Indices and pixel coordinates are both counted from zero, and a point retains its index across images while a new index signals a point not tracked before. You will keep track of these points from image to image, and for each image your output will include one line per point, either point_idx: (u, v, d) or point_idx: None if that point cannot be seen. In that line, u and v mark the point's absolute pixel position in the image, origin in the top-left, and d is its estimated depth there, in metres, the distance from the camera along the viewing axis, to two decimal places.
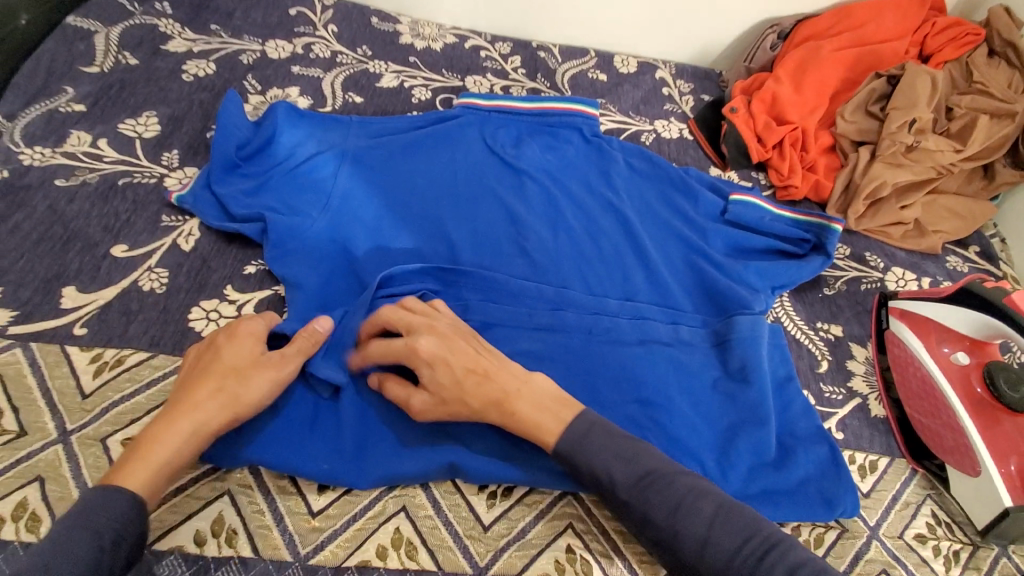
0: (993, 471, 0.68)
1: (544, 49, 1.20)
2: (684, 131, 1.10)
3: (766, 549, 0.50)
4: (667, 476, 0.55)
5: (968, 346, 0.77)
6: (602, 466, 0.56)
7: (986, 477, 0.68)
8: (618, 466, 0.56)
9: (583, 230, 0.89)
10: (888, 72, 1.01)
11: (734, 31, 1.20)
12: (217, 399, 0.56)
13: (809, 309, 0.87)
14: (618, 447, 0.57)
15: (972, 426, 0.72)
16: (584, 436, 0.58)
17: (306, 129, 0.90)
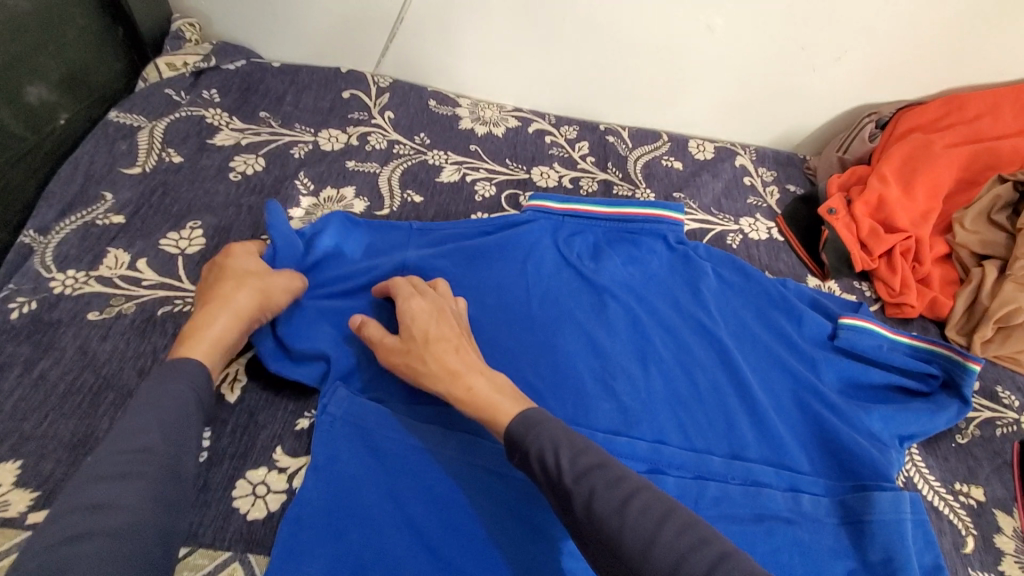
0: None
1: (613, 132, 1.11)
2: (773, 231, 0.99)
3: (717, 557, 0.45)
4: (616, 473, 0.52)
5: None
6: (561, 468, 0.52)
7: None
8: (566, 452, 0.53)
9: (676, 363, 0.78)
10: (1016, 176, 0.88)
11: (823, 116, 1.10)
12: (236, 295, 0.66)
13: (945, 465, 0.75)
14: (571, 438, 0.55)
15: None
16: (537, 422, 0.56)
17: (363, 240, 0.81)
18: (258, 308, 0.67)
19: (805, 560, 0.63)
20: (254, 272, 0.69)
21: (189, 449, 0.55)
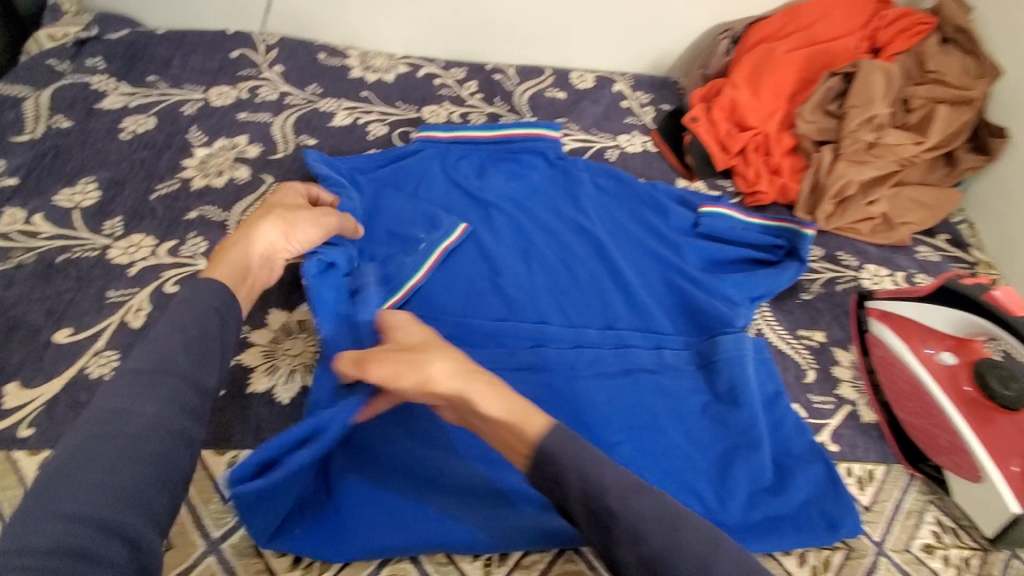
0: (995, 475, 0.65)
1: (499, 71, 1.18)
2: (648, 143, 1.10)
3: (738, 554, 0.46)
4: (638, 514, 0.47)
5: (952, 345, 0.74)
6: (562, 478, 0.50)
7: (989, 482, 0.65)
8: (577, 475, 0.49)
9: (557, 260, 0.87)
10: (842, 70, 1.00)
11: (687, 38, 1.20)
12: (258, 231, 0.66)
13: (790, 317, 0.87)
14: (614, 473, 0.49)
15: (968, 429, 0.69)
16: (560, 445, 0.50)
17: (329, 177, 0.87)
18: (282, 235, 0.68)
19: (665, 399, 0.73)
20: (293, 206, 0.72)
21: (201, 362, 0.53)
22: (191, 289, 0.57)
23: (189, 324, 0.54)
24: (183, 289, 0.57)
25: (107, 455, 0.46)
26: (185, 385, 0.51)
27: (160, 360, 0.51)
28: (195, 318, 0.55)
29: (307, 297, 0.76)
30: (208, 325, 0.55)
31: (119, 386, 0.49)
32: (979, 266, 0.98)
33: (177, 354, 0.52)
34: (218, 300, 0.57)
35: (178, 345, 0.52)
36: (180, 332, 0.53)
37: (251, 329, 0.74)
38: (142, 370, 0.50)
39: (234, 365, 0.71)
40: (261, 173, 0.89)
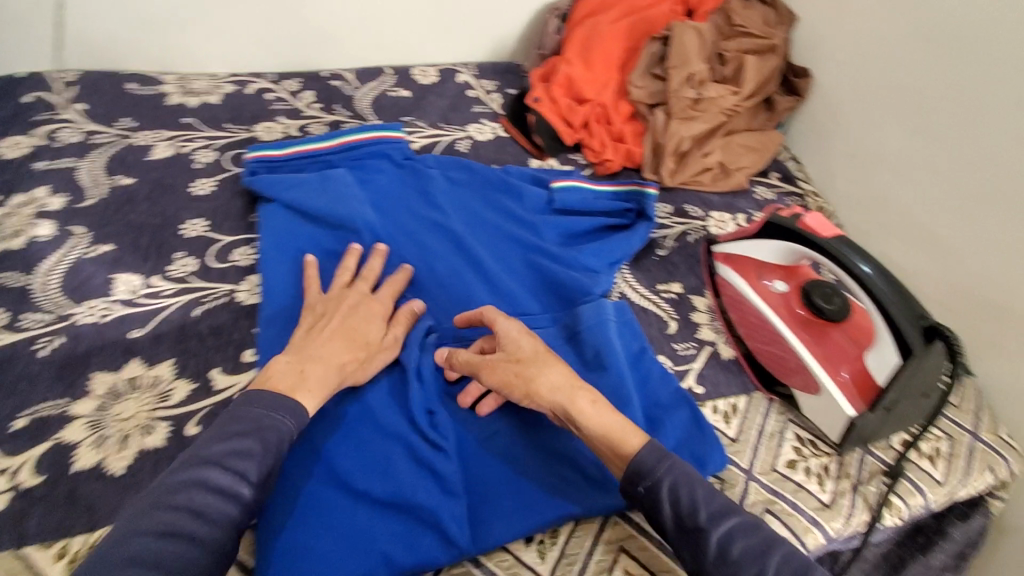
0: (830, 385, 0.71)
1: (337, 77, 1.14)
2: (498, 129, 1.10)
3: (733, 534, 0.53)
4: (738, 512, 0.54)
5: (783, 274, 0.80)
6: (663, 479, 0.56)
7: (826, 393, 0.71)
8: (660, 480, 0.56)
9: (416, 261, 0.85)
10: (661, 34, 1.07)
11: (519, 19, 1.22)
12: (335, 339, 0.67)
13: (649, 274, 0.91)
14: (642, 461, 0.57)
15: (804, 347, 0.74)
16: (659, 457, 0.57)
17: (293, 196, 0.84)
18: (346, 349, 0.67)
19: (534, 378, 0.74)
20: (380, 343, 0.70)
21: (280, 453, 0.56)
22: (267, 401, 0.57)
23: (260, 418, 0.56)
24: (256, 404, 0.57)
25: (169, 558, 0.45)
26: (258, 464, 0.53)
27: (247, 475, 0.52)
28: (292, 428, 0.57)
29: (136, 350, 0.69)
30: (284, 450, 0.56)
31: (189, 469, 0.51)
32: (808, 196, 1.07)
33: (266, 438, 0.55)
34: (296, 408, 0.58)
35: (256, 460, 0.53)
36: (259, 414, 0.56)
37: (71, 401, 0.64)
38: (222, 450, 0.52)
39: (55, 444, 0.61)
40: (70, 224, 0.80)
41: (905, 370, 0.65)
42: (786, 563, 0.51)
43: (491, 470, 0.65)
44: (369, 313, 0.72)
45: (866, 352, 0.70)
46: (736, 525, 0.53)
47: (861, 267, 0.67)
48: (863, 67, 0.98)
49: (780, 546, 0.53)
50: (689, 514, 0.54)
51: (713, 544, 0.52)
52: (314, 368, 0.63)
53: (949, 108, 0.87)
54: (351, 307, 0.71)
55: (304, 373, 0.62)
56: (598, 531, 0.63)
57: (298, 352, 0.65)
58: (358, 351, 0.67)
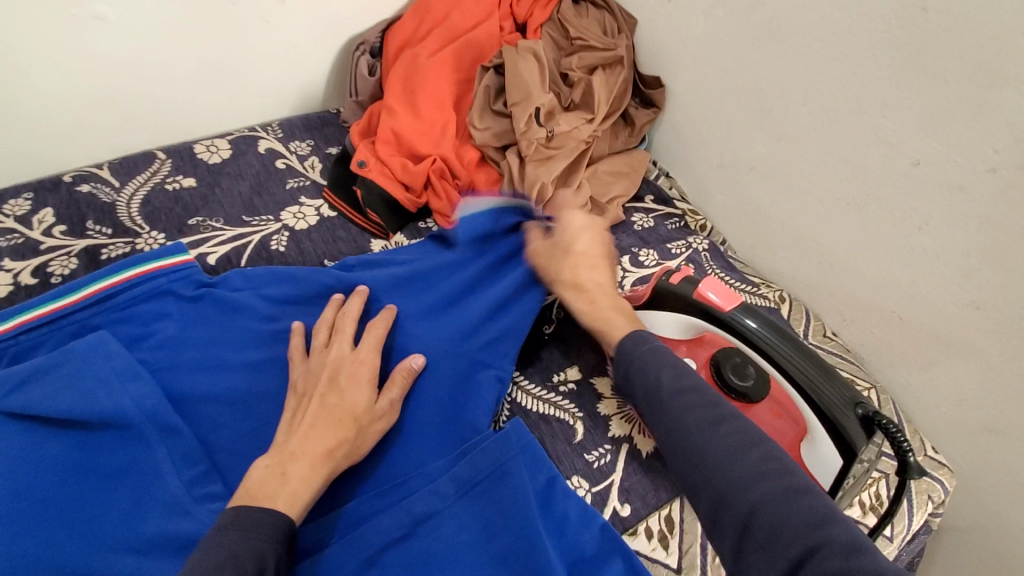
0: None
1: (87, 179, 0.85)
2: (324, 208, 0.88)
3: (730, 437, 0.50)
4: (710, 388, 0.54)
5: (687, 349, 0.70)
6: (659, 377, 0.55)
7: None
8: (667, 374, 0.55)
9: (233, 441, 0.63)
10: (492, 63, 0.90)
11: (322, 56, 0.99)
12: (317, 415, 0.59)
13: (540, 365, 0.76)
14: (663, 363, 0.56)
15: None
16: (669, 360, 0.56)
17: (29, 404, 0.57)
18: (333, 439, 0.58)
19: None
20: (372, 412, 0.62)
21: None
22: (245, 519, 0.50)
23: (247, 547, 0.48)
24: (241, 518, 0.50)
25: None
26: None
27: None
28: (270, 541, 0.49)
29: None
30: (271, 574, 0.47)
31: None
32: (688, 216, 0.98)
33: (242, 561, 0.46)
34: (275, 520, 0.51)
35: None
36: (233, 535, 0.48)
37: None
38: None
39: None
40: None
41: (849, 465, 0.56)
42: (766, 457, 0.48)
43: None
44: (354, 378, 0.63)
45: (800, 436, 0.62)
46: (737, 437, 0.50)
47: (748, 323, 0.61)
48: (714, 73, 0.88)
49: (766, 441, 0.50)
50: (659, 382, 0.55)
51: (680, 414, 0.52)
52: (298, 466, 0.55)
53: (806, 114, 0.79)
54: (333, 376, 0.63)
55: (284, 473, 0.55)
56: None
57: (289, 439, 0.58)
58: (342, 431, 0.59)
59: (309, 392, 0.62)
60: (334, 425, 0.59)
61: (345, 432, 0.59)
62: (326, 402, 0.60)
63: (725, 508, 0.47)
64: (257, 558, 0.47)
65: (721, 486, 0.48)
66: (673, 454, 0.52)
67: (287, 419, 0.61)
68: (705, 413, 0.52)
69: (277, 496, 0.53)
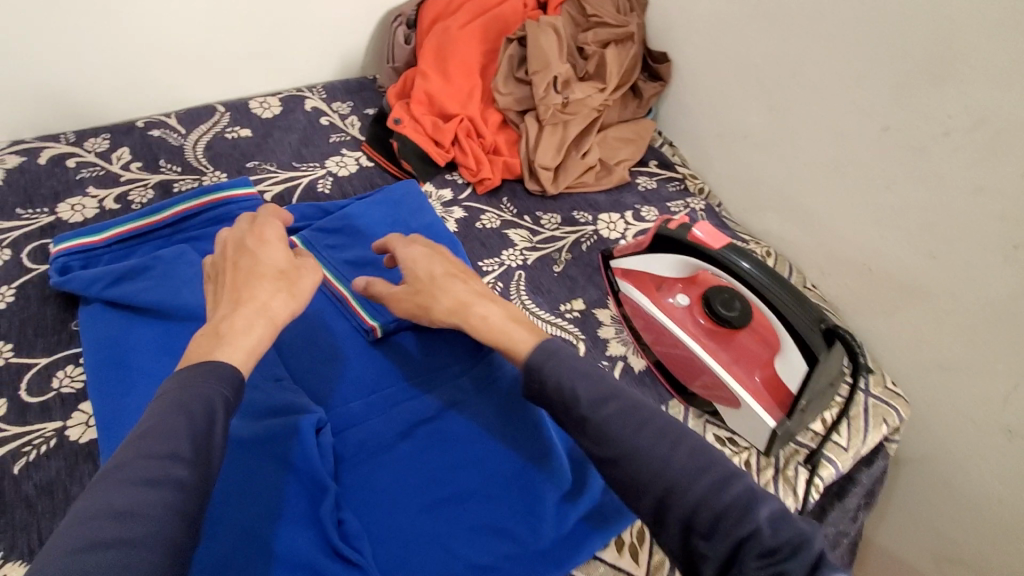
0: (746, 397, 0.69)
1: (157, 125, 0.97)
2: (363, 159, 1.00)
3: (699, 450, 0.49)
4: (628, 400, 0.52)
5: (682, 286, 0.79)
6: (564, 384, 0.54)
7: (744, 405, 0.70)
8: (583, 388, 0.54)
9: (293, 338, 0.73)
10: (517, 35, 1.01)
11: (362, 29, 1.11)
12: (249, 275, 0.57)
13: (549, 296, 0.87)
14: (576, 369, 0.55)
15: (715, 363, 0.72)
16: (549, 364, 0.56)
17: (128, 294, 0.70)
18: (259, 294, 0.56)
19: (446, 455, 0.66)
20: (292, 265, 0.60)
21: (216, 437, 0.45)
22: (201, 370, 0.48)
23: (195, 399, 0.46)
24: (184, 365, 0.49)
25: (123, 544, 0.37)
26: (175, 451, 0.42)
27: (179, 453, 0.42)
28: (232, 394, 0.49)
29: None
30: (220, 418, 0.46)
31: (126, 464, 0.41)
32: (688, 180, 1.08)
33: (191, 412, 0.45)
34: (220, 373, 0.48)
35: (184, 438, 0.43)
36: (174, 392, 0.46)
37: None
38: (146, 436, 0.43)
39: None
40: None
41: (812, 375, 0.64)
42: (671, 440, 0.49)
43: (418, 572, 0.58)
44: (277, 249, 0.61)
45: (775, 356, 0.70)
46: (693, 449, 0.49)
47: (734, 259, 0.70)
48: (717, 50, 0.98)
49: (690, 437, 0.50)
50: (575, 405, 0.53)
51: (596, 428, 0.51)
52: (228, 324, 0.53)
53: (796, 86, 0.89)
54: (253, 240, 0.61)
55: (221, 332, 0.53)
56: None
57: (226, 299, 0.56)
58: (266, 284, 0.57)
59: (237, 264, 0.58)
60: (275, 286, 0.57)
61: (283, 286, 0.58)
62: (249, 269, 0.58)
63: (667, 516, 0.47)
64: (203, 404, 0.46)
65: (686, 504, 0.46)
66: (601, 460, 0.51)
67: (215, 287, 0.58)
68: (631, 415, 0.51)
69: (218, 345, 0.51)
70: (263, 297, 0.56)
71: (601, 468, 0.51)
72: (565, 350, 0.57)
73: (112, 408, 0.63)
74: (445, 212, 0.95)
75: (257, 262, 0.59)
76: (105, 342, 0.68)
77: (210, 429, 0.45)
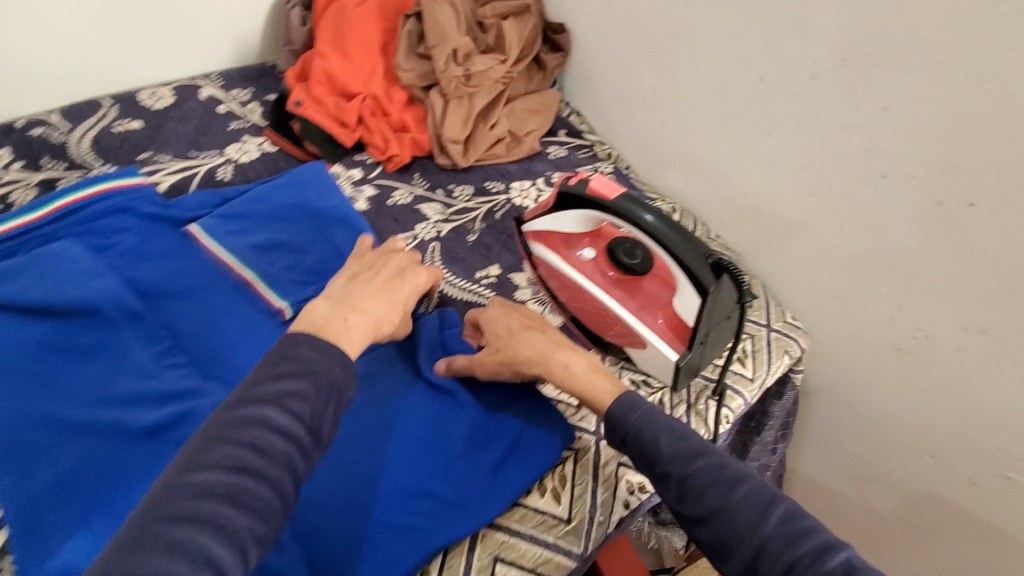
0: (650, 336, 0.73)
1: (34, 122, 0.91)
2: (266, 144, 0.97)
3: (755, 491, 0.48)
4: (714, 454, 0.51)
5: (588, 240, 0.81)
6: (643, 434, 0.54)
7: (650, 345, 0.74)
8: (665, 437, 0.53)
9: (195, 326, 0.71)
10: (413, 11, 1.01)
11: (256, 14, 1.08)
12: (377, 288, 0.64)
13: (465, 264, 0.88)
14: (664, 423, 0.55)
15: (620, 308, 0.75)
16: (633, 409, 0.57)
17: (1, 296, 0.65)
18: (381, 305, 0.63)
19: (339, 444, 0.62)
20: (400, 290, 0.67)
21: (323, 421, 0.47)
22: (308, 346, 0.49)
23: (315, 375, 0.48)
24: (305, 343, 0.49)
25: (231, 506, 0.39)
26: (287, 420, 0.44)
27: (299, 421, 0.45)
28: (343, 376, 0.50)
29: None
30: (332, 399, 0.48)
31: (236, 421, 0.43)
32: (596, 146, 1.11)
33: (317, 390, 0.47)
34: (337, 358, 0.50)
35: (309, 407, 0.46)
36: (310, 355, 0.49)
37: None
38: (275, 383, 0.46)
39: None
40: None
41: (705, 306, 0.68)
42: (751, 494, 0.48)
43: (337, 539, 0.57)
44: (405, 282, 0.68)
45: (673, 297, 0.73)
46: (751, 489, 0.48)
47: (629, 208, 0.72)
48: (609, 17, 1.02)
49: (782, 501, 0.47)
50: (658, 460, 0.53)
51: (680, 483, 0.51)
52: (358, 321, 0.58)
53: (681, 45, 0.93)
54: (383, 270, 0.67)
55: (349, 320, 0.57)
56: (468, 550, 0.61)
57: (340, 299, 0.60)
58: (389, 309, 0.63)
59: (387, 275, 0.67)
60: (387, 305, 0.63)
61: (391, 313, 0.64)
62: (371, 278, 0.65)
63: (731, 549, 0.46)
64: (327, 381, 0.48)
65: (744, 556, 0.46)
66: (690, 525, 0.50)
67: (338, 287, 0.63)
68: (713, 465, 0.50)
69: (342, 338, 0.55)
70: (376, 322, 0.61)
71: (690, 528, 0.50)
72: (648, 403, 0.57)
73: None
74: (355, 191, 0.94)
75: (413, 275, 0.70)
76: None
77: (325, 408, 0.47)
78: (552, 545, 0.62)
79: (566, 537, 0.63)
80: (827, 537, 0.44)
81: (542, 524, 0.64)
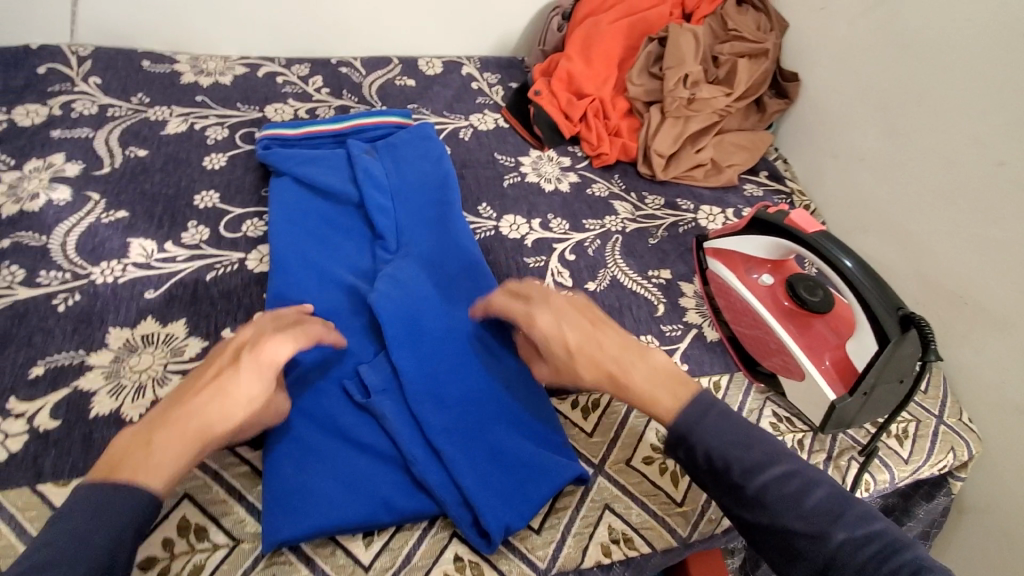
0: (813, 371, 0.75)
1: (345, 64, 1.18)
2: (500, 121, 1.14)
3: (824, 499, 0.55)
4: (784, 468, 0.57)
5: (769, 268, 0.84)
6: (717, 448, 0.59)
7: (810, 379, 0.75)
8: (736, 450, 0.58)
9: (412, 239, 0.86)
10: (658, 35, 1.12)
11: (523, 17, 1.27)
12: (203, 392, 0.57)
13: (640, 260, 0.95)
14: (731, 435, 0.59)
15: (788, 336, 0.78)
16: (700, 418, 0.60)
17: (307, 175, 0.87)
18: (207, 416, 0.55)
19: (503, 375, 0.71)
20: (237, 384, 0.58)
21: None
22: (121, 487, 0.49)
23: (107, 522, 0.48)
24: (99, 487, 0.49)
25: None
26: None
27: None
28: (143, 514, 0.50)
29: (171, 313, 0.74)
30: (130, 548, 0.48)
31: None
32: (795, 195, 1.12)
33: (102, 542, 0.47)
34: (142, 498, 0.50)
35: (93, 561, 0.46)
36: (100, 497, 0.49)
37: (89, 353, 0.69)
38: (52, 552, 0.45)
39: (71, 392, 0.65)
40: (87, 191, 0.85)
41: (881, 355, 0.68)
42: (822, 507, 0.55)
43: (482, 440, 0.65)
44: (243, 375, 0.58)
45: (846, 341, 0.74)
46: (826, 496, 0.56)
47: (824, 244, 0.74)
48: (848, 75, 1.03)
49: (853, 509, 0.55)
50: (726, 474, 0.57)
51: (751, 498, 0.56)
52: (163, 440, 0.53)
53: (918, 114, 0.92)
54: (225, 361, 0.60)
55: (151, 446, 0.53)
56: (585, 490, 0.67)
57: (159, 418, 0.55)
58: (219, 413, 0.56)
59: (221, 373, 0.58)
60: (218, 399, 0.56)
61: (227, 410, 0.56)
62: (204, 380, 0.58)
63: (799, 555, 0.54)
64: (120, 526, 0.48)
65: (817, 561, 0.53)
66: (749, 516, 0.57)
67: (175, 394, 0.58)
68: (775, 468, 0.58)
69: (140, 469, 0.51)
70: (208, 423, 0.55)
71: (755, 533, 0.57)
72: (721, 404, 0.62)
73: (280, 251, 0.79)
74: (561, 174, 1.07)
75: (255, 360, 0.60)
76: (285, 205, 0.85)
77: (121, 555, 0.47)
78: (660, 519, 0.66)
79: (674, 517, 0.67)
80: (897, 536, 0.53)
81: (655, 497, 0.68)
